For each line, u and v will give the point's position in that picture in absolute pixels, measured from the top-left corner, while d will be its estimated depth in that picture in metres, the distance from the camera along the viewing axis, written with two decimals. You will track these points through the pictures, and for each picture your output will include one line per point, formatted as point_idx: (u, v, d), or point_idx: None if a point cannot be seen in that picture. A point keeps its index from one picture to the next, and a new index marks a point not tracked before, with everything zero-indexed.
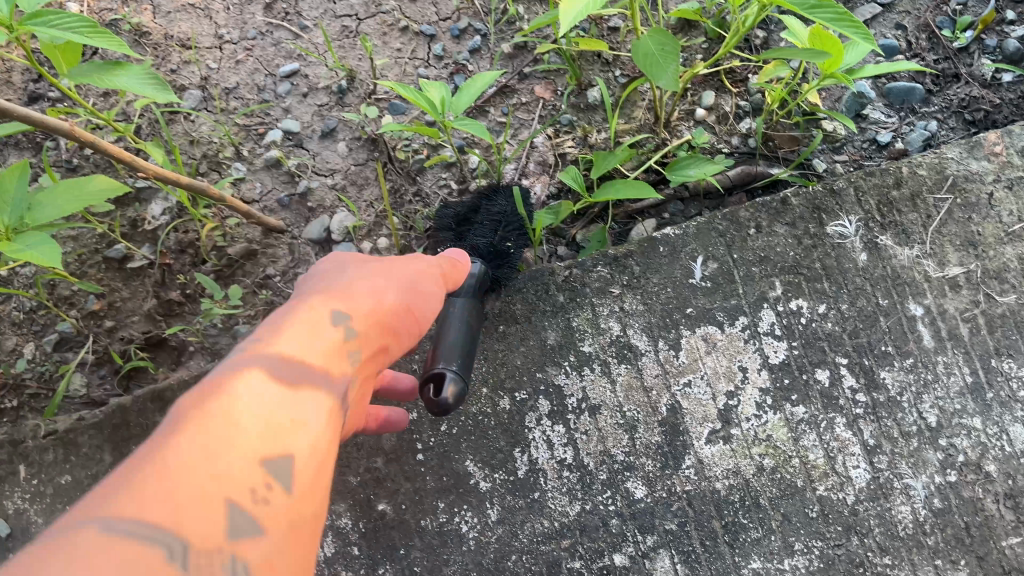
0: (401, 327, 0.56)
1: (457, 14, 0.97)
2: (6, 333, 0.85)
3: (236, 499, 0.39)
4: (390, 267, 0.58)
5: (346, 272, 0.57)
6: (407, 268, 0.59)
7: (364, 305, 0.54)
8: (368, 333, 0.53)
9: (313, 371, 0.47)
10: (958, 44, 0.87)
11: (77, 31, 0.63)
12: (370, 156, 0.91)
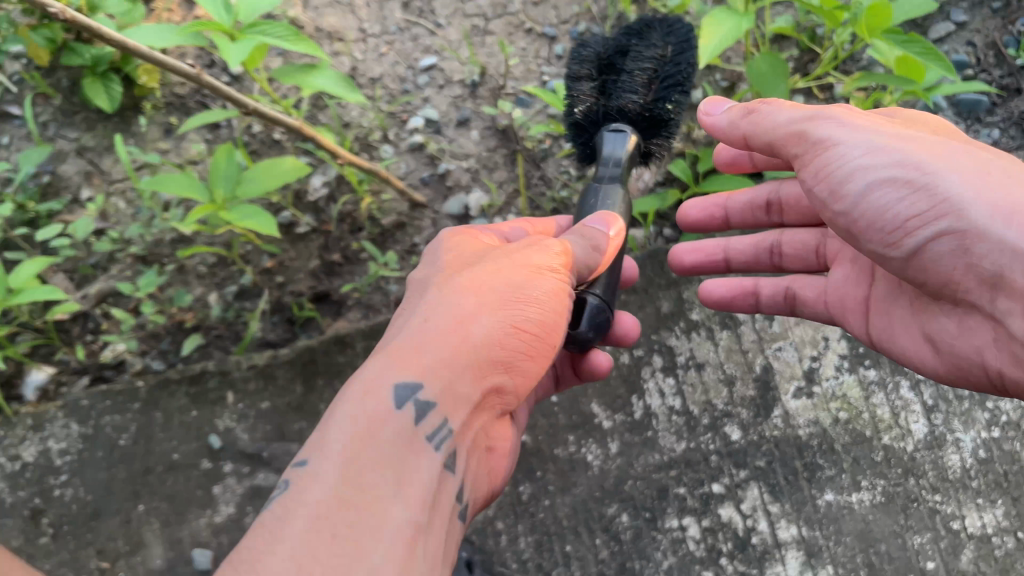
0: (494, 353, 0.63)
1: (576, 19, 1.12)
2: (193, 283, 1.01)
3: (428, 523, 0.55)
4: (471, 298, 0.64)
5: (437, 307, 0.64)
6: (490, 294, 0.64)
7: (449, 349, 0.61)
8: (450, 377, 0.61)
9: (402, 449, 0.57)
10: (1021, 62, 0.99)
11: (284, 38, 0.85)
12: (500, 143, 1.06)
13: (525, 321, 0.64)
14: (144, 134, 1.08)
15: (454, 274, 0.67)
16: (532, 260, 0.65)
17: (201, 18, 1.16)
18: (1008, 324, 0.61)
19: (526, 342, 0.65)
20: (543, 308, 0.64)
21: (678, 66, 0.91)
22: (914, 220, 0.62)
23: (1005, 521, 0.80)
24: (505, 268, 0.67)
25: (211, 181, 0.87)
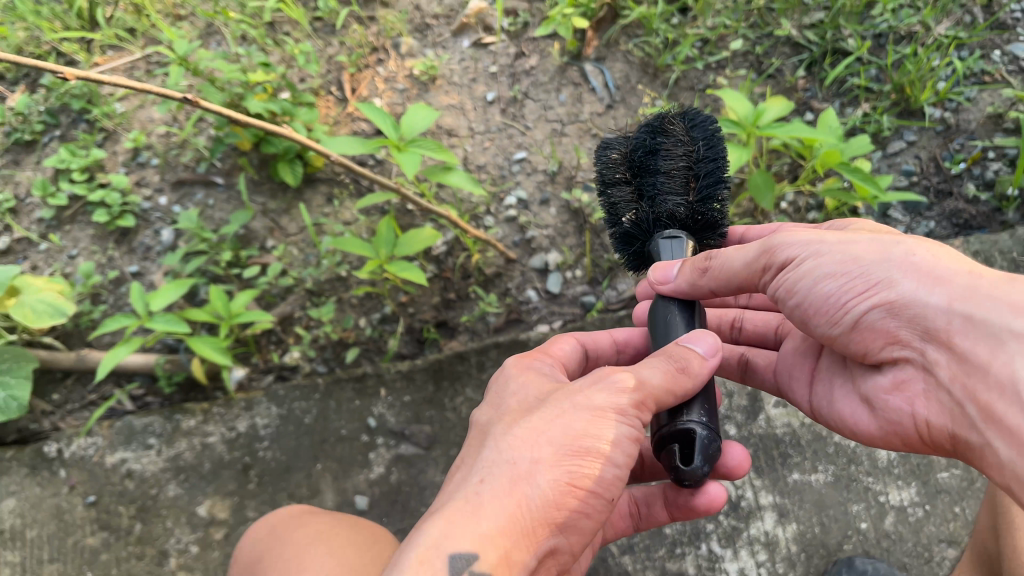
0: (552, 517, 0.74)
1: (630, 127, 1.51)
2: (348, 310, 1.40)
3: None
4: (532, 460, 0.76)
5: (500, 468, 0.76)
6: (544, 450, 0.76)
7: (510, 517, 0.73)
8: (506, 542, 0.72)
9: None
10: (953, 173, 1.35)
11: (432, 149, 1.27)
12: (571, 218, 1.45)
13: (591, 480, 0.75)
14: (313, 202, 1.50)
15: (523, 420, 0.80)
16: (600, 421, 0.77)
17: (352, 115, 1.58)
18: (937, 372, 0.76)
19: (591, 502, 0.76)
20: (610, 468, 0.76)
21: (713, 165, 1.01)
22: (852, 298, 0.80)
23: (917, 497, 1.16)
24: (571, 410, 0.78)
25: (377, 243, 1.27)
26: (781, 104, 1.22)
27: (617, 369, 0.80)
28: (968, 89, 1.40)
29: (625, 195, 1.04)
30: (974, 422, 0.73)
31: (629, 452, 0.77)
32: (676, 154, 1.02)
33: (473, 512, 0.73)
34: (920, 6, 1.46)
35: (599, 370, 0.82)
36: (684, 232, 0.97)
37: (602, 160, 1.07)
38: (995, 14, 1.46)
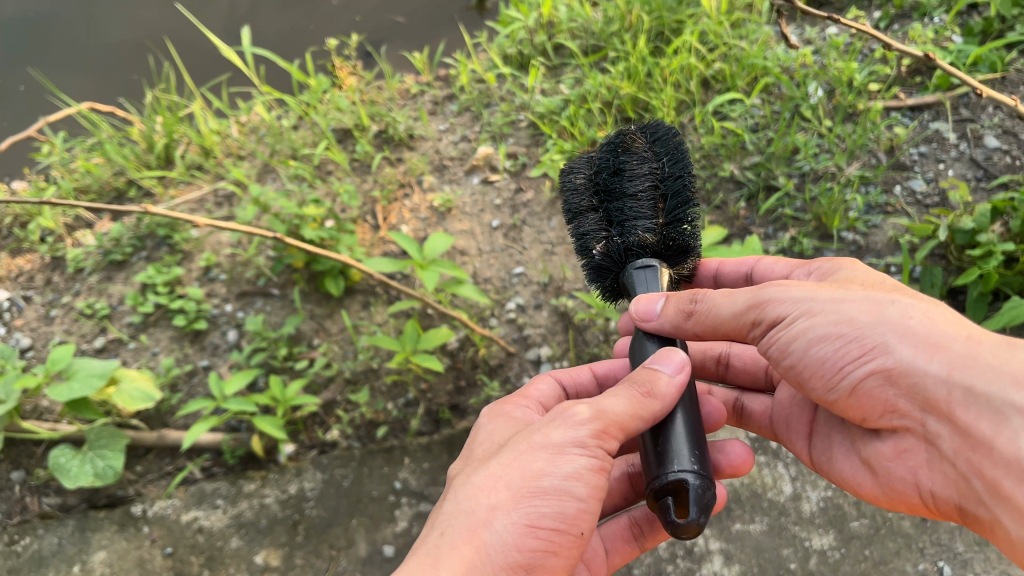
0: (514, 554, 0.95)
1: None
2: (379, 395, 1.73)
3: None
4: (491, 509, 0.97)
5: (461, 522, 0.97)
6: (503, 494, 0.97)
7: (474, 559, 0.94)
8: None
9: None
10: None
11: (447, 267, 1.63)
12: (560, 320, 1.79)
13: (550, 514, 0.96)
14: (351, 308, 1.86)
15: (479, 475, 1.02)
16: (554, 461, 0.98)
17: (383, 238, 1.95)
18: (938, 441, 0.97)
19: (551, 536, 0.97)
20: (570, 501, 0.98)
21: (674, 187, 1.28)
22: (852, 367, 1.00)
23: (834, 541, 1.45)
24: (530, 453, 1.00)
25: (404, 340, 1.61)
26: (716, 232, 1.58)
27: (573, 406, 1.02)
28: (875, 217, 1.77)
29: (595, 223, 1.30)
30: (979, 493, 0.93)
31: (587, 483, 0.99)
32: (640, 181, 1.28)
33: (437, 554, 0.95)
34: (834, 152, 1.86)
35: (546, 421, 1.04)
36: (655, 261, 1.23)
37: (572, 187, 1.35)
38: (895, 157, 1.85)
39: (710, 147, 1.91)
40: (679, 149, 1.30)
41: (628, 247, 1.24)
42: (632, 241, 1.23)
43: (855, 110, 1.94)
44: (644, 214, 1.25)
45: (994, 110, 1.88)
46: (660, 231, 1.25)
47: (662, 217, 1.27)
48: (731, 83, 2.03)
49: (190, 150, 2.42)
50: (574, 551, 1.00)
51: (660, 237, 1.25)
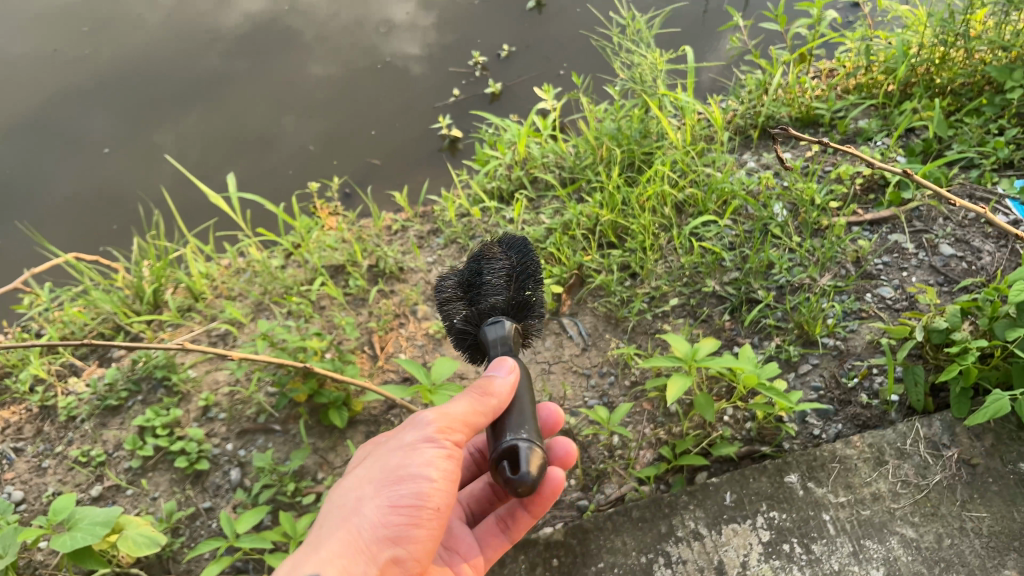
0: (380, 528, 1.19)
1: (603, 363, 1.94)
2: None
3: None
4: (360, 498, 1.22)
5: (336, 511, 1.22)
6: (368, 487, 1.23)
7: (349, 536, 1.17)
8: (341, 556, 1.15)
9: None
10: (849, 384, 1.78)
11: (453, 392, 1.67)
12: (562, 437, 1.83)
13: (409, 494, 1.20)
14: (355, 438, 1.87)
15: (352, 476, 1.27)
16: (410, 455, 1.23)
17: (382, 367, 1.99)
18: None
19: (413, 511, 1.21)
20: (426, 481, 1.22)
21: (523, 270, 1.51)
22: None
23: None
24: (389, 453, 1.25)
25: None
26: (711, 342, 1.66)
27: (422, 412, 1.28)
28: (852, 323, 1.88)
29: (458, 306, 1.50)
30: None
31: (439, 467, 1.23)
32: (497, 266, 1.49)
33: (314, 540, 1.18)
34: (807, 265, 2.00)
35: (403, 429, 1.29)
36: (503, 318, 1.42)
37: (439, 289, 1.55)
38: (862, 268, 1.98)
39: (690, 267, 2.04)
40: (527, 246, 1.55)
41: (483, 310, 1.43)
42: (484, 305, 1.43)
43: (820, 226, 2.10)
44: (498, 284, 1.45)
45: (945, 221, 2.05)
46: (511, 297, 1.45)
47: (511, 284, 1.47)
48: (703, 206, 2.18)
49: (178, 294, 2.44)
50: (437, 523, 1.23)
51: (508, 302, 1.44)
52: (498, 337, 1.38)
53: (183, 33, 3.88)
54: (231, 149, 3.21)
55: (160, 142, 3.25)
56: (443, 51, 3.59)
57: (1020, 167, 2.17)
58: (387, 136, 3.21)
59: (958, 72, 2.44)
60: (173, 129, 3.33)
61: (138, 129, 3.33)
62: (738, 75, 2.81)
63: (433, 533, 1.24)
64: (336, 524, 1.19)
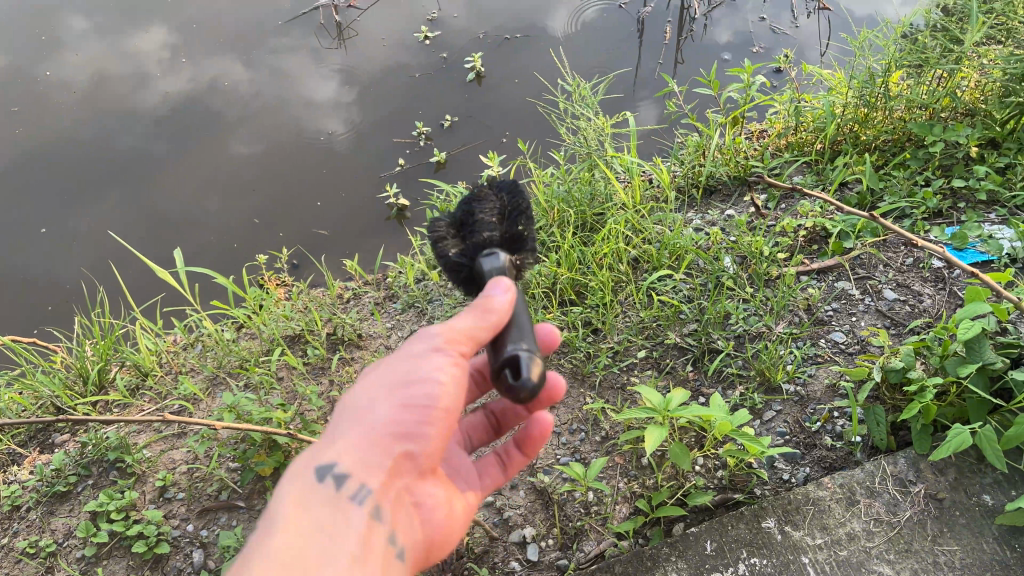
0: (394, 421, 1.30)
1: (572, 420, 1.96)
2: None
3: (333, 522, 1.18)
4: (375, 393, 1.32)
5: (352, 403, 1.33)
6: (381, 388, 1.33)
7: (365, 429, 1.29)
8: (355, 450, 1.27)
9: (327, 504, 1.21)
10: (813, 428, 1.83)
11: None
12: (538, 497, 1.81)
13: (420, 395, 1.31)
14: None
15: (365, 374, 1.38)
16: (420, 362, 1.34)
17: None
18: None
19: (427, 408, 1.31)
20: (435, 384, 1.32)
21: (515, 209, 1.54)
22: None
23: None
24: (400, 360, 1.36)
25: None
26: (682, 392, 1.69)
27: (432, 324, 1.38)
28: (810, 368, 1.94)
29: (452, 240, 1.54)
30: None
31: (448, 372, 1.34)
32: (488, 205, 1.55)
33: (327, 439, 1.30)
34: (762, 313, 2.07)
35: (417, 334, 1.40)
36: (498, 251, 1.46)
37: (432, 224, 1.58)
38: (814, 314, 2.05)
39: (650, 319, 2.11)
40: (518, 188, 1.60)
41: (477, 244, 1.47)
42: (479, 238, 1.48)
43: (771, 276, 2.18)
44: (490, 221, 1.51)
45: (885, 267, 2.15)
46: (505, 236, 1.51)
47: (504, 222, 1.52)
48: (658, 262, 2.25)
49: (125, 373, 2.33)
50: (447, 421, 1.34)
51: (501, 237, 1.49)
52: (494, 268, 1.42)
53: (105, 111, 3.82)
54: (160, 228, 3.19)
55: (80, 228, 3.20)
56: (368, 126, 3.63)
57: (948, 215, 2.30)
58: (333, 207, 3.24)
59: (881, 129, 2.60)
60: (90, 213, 3.28)
61: (59, 214, 3.28)
62: (677, 138, 2.95)
63: (444, 430, 1.35)
64: (350, 425, 1.31)
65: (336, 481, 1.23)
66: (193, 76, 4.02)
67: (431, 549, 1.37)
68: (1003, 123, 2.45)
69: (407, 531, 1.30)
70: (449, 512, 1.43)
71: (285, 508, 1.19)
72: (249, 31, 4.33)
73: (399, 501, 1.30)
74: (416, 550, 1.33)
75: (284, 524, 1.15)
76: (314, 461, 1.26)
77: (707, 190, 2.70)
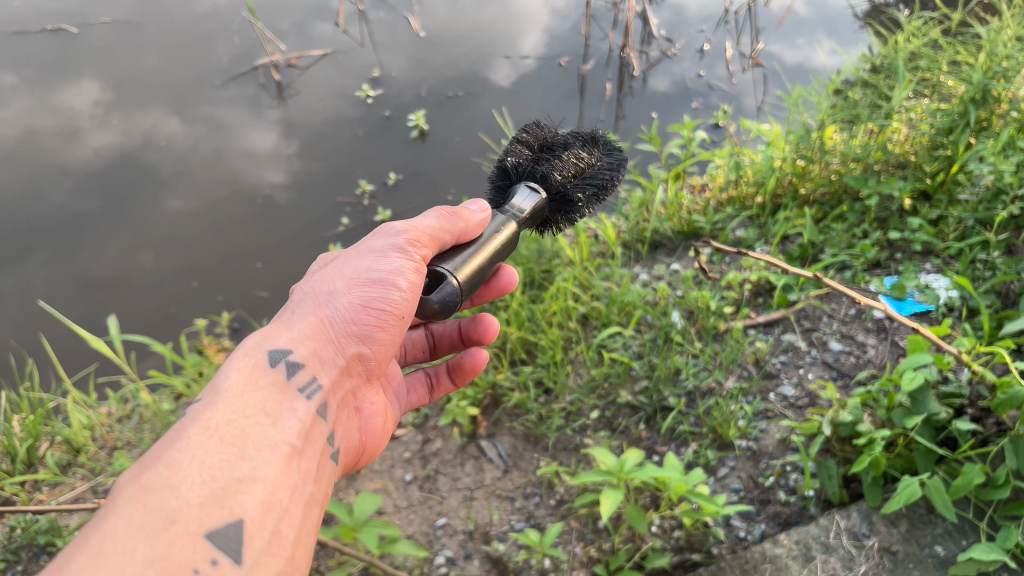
0: (348, 323, 1.49)
1: (526, 484, 1.95)
2: None
3: (282, 406, 1.32)
4: (333, 293, 1.51)
5: (310, 300, 1.51)
6: (341, 288, 1.52)
7: (320, 326, 1.47)
8: (312, 341, 1.44)
9: (279, 390, 1.34)
10: (766, 483, 1.82)
11: (374, 517, 1.63)
12: (493, 566, 1.76)
13: (381, 296, 1.49)
14: None
15: (324, 275, 1.56)
16: (382, 262, 1.51)
17: None
18: None
19: (380, 314, 1.50)
20: (395, 289, 1.49)
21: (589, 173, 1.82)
22: None
23: None
24: (362, 260, 1.55)
25: None
26: (636, 453, 1.67)
27: (393, 227, 1.58)
28: (762, 422, 1.94)
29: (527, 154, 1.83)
30: None
31: (410, 277, 1.50)
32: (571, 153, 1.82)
33: (283, 326, 1.46)
34: (711, 368, 2.08)
35: (375, 240, 1.58)
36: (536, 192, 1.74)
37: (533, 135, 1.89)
38: (763, 368, 2.07)
39: (601, 377, 2.12)
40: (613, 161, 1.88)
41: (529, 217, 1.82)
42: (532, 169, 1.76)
43: (719, 331, 2.19)
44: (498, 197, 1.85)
45: (829, 318, 2.18)
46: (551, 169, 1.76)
47: (496, 175, 1.87)
48: (606, 319, 2.27)
49: (58, 450, 2.22)
50: (397, 328, 1.54)
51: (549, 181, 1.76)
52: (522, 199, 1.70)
53: (37, 167, 3.70)
54: (89, 292, 3.08)
55: (5, 289, 3.10)
56: (309, 179, 3.62)
57: (886, 266, 2.36)
58: (274, 268, 3.17)
59: (818, 182, 2.66)
60: (20, 274, 3.17)
61: None
62: (621, 193, 3.01)
63: (393, 337, 1.55)
64: (306, 316, 1.48)
65: (288, 369, 1.38)
66: (124, 133, 3.92)
67: (361, 452, 1.60)
68: (934, 175, 2.47)
69: (343, 429, 1.49)
70: (380, 423, 1.65)
71: (232, 381, 1.31)
72: (186, 87, 4.26)
73: (341, 399, 1.49)
74: (347, 448, 1.52)
75: (231, 396, 1.27)
76: (265, 343, 1.40)
77: (653, 245, 2.75)
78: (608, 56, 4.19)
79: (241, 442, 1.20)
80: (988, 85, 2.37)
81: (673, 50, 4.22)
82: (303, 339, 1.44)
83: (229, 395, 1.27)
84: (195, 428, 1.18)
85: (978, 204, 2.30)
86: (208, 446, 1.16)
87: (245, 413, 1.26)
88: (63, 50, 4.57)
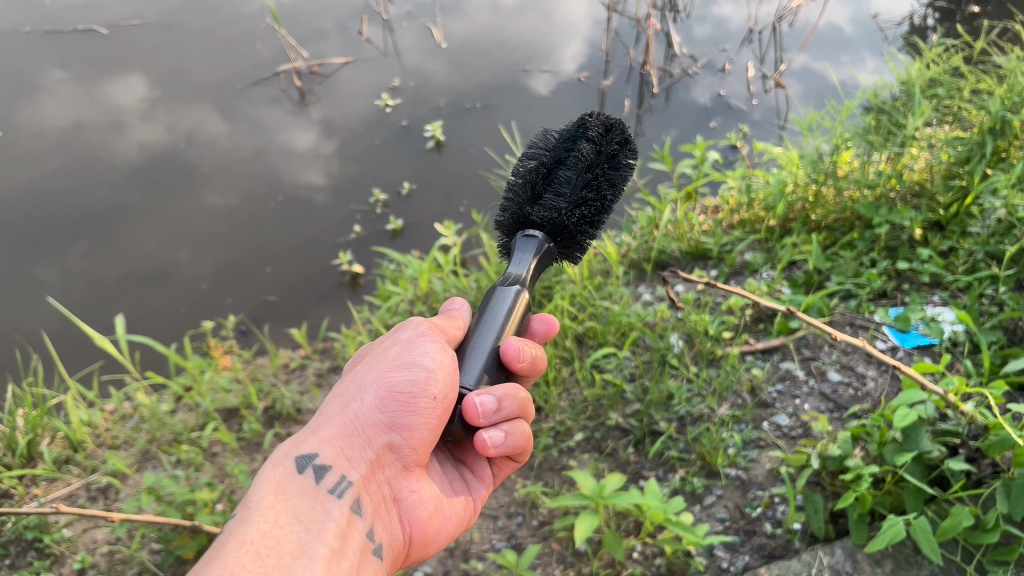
0: (376, 415, 1.45)
1: (510, 504, 1.94)
2: None
3: (309, 512, 1.31)
4: (361, 388, 1.48)
5: (338, 400, 1.49)
6: (370, 380, 1.48)
7: (347, 422, 1.45)
8: (340, 441, 1.42)
9: (309, 495, 1.34)
10: (752, 514, 1.79)
11: None
12: None
13: (406, 382, 1.43)
14: None
15: (355, 373, 1.54)
16: (409, 351, 1.47)
17: None
18: None
19: (407, 400, 1.43)
20: (422, 372, 1.43)
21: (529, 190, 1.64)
22: None
23: None
24: (391, 352, 1.51)
25: None
26: (617, 478, 1.65)
27: (416, 322, 1.54)
28: (752, 452, 1.91)
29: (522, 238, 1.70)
30: None
31: (437, 361, 1.45)
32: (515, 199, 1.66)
33: (311, 430, 1.45)
34: (704, 394, 2.06)
35: (405, 333, 1.54)
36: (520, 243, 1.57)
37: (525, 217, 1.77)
38: (758, 396, 2.03)
39: (593, 399, 2.13)
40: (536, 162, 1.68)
41: (538, 216, 1.58)
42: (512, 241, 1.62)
43: (715, 356, 2.18)
44: (579, 215, 1.61)
45: (830, 348, 2.14)
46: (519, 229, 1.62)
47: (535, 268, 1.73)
48: (603, 338, 2.28)
49: (55, 444, 2.24)
50: (432, 413, 1.44)
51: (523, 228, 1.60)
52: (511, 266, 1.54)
53: (61, 163, 3.75)
54: (101, 286, 3.10)
55: (23, 280, 3.14)
56: (331, 184, 3.65)
57: (893, 297, 2.32)
58: (283, 272, 3.19)
59: (830, 208, 2.62)
60: (55, 265, 3.22)
61: (7, 266, 3.21)
62: (631, 212, 3.00)
63: (429, 425, 1.45)
64: (333, 416, 1.46)
65: (317, 472, 1.37)
66: (150, 130, 3.97)
67: (413, 544, 1.51)
68: (947, 206, 2.42)
69: (382, 525, 1.44)
70: (435, 511, 1.54)
71: (262, 493, 1.32)
72: (211, 86, 4.30)
73: (376, 494, 1.44)
74: (391, 543, 1.46)
75: (262, 509, 1.28)
76: (293, 449, 1.40)
77: (659, 264, 2.74)
78: (628, 73, 4.19)
79: (277, 554, 1.21)
80: (1005, 115, 2.32)
81: (694, 68, 4.19)
82: (330, 439, 1.42)
83: (259, 509, 1.28)
84: (231, 544, 1.20)
85: (990, 237, 2.25)
86: (244, 563, 1.16)
87: (273, 524, 1.26)
88: (93, 49, 4.64)
